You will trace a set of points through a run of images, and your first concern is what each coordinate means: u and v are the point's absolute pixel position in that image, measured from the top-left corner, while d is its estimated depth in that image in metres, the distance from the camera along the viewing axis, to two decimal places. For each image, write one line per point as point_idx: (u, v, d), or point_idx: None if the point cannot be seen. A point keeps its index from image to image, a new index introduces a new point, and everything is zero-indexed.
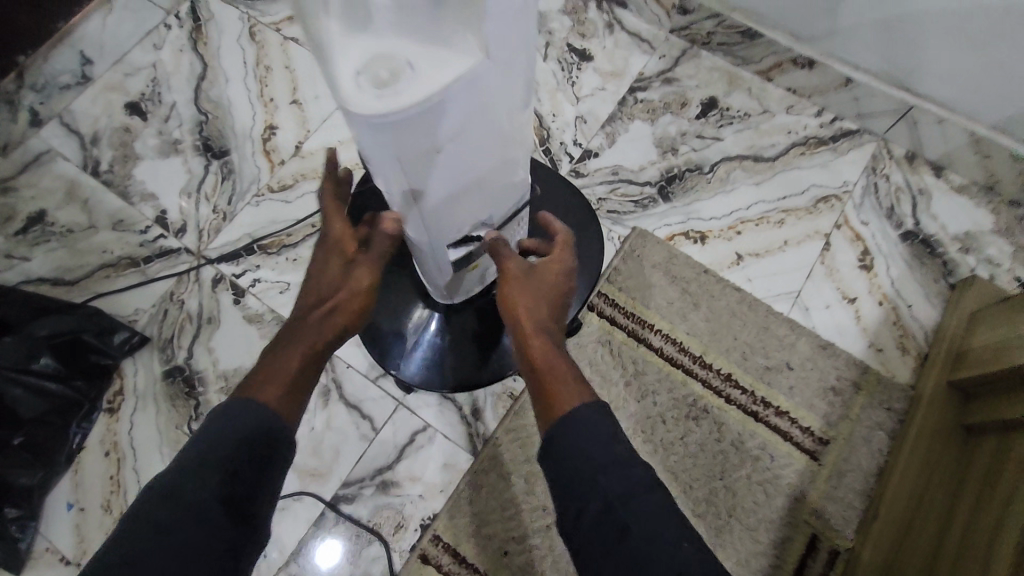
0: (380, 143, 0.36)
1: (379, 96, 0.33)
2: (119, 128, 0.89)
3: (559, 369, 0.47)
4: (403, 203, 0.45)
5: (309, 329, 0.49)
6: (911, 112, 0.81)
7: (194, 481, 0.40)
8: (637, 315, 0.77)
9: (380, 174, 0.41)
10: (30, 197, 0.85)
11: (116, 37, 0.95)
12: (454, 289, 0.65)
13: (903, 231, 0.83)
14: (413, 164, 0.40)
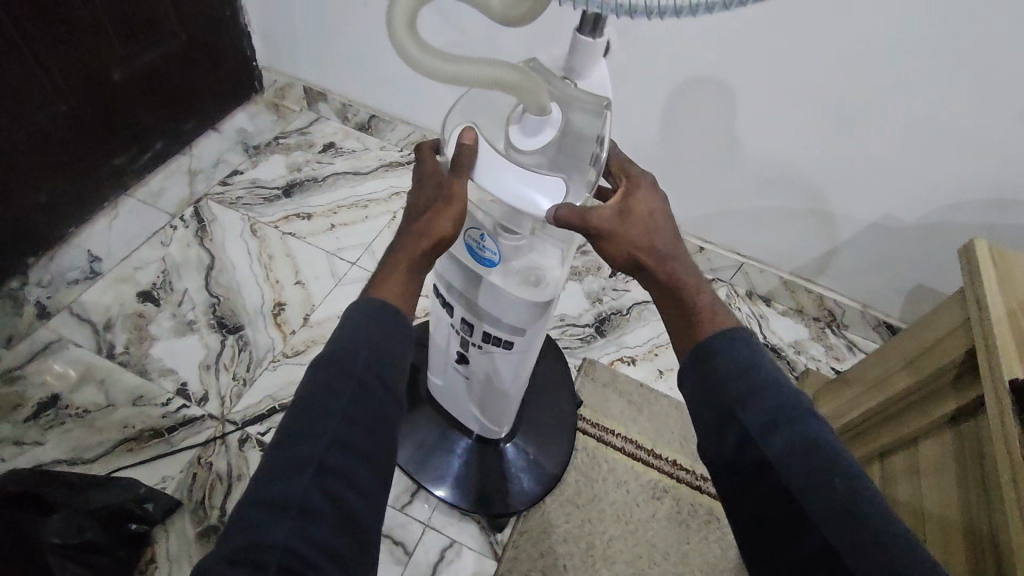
0: (525, 314, 0.61)
1: (533, 287, 0.59)
2: (132, 313, 1.00)
3: (695, 292, 0.54)
4: (514, 351, 0.68)
5: (415, 245, 0.53)
6: (743, 265, 1.24)
7: (315, 404, 0.44)
8: (604, 426, 1.01)
9: (512, 333, 0.64)
10: (41, 383, 0.90)
11: (124, 237, 1.09)
12: (485, 426, 0.86)
13: None
14: (537, 325, 0.63)
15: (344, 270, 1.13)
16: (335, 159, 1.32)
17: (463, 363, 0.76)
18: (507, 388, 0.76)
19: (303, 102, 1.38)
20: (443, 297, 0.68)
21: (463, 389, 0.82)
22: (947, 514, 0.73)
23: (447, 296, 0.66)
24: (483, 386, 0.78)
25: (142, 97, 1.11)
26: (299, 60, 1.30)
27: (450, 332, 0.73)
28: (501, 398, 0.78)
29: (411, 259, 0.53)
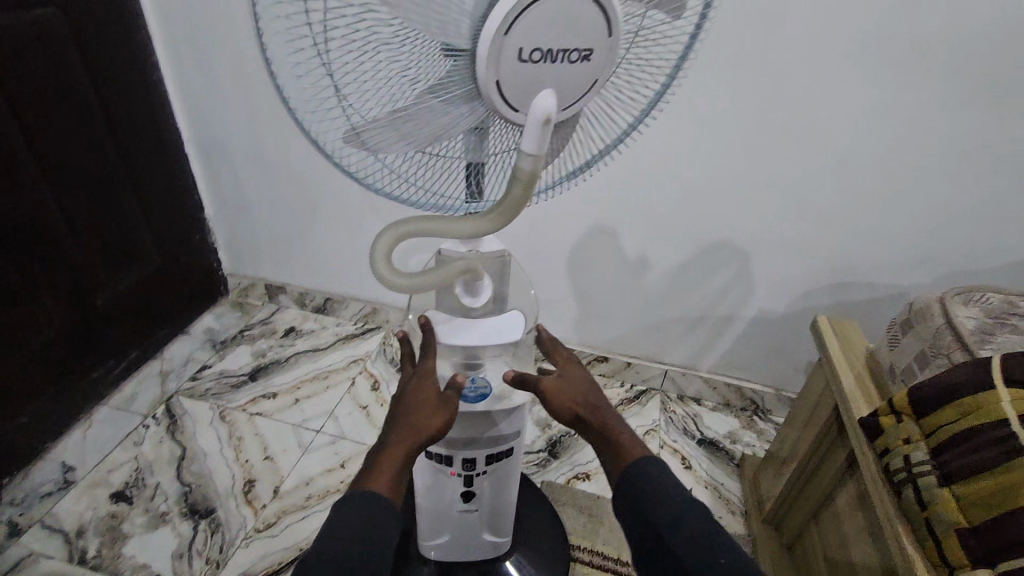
0: (506, 424, 0.74)
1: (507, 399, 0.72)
2: (105, 515, 1.04)
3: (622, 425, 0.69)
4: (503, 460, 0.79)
5: (410, 436, 0.63)
6: (667, 371, 1.41)
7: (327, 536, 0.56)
8: (592, 549, 1.06)
9: (498, 446, 0.76)
10: None
11: (98, 443, 1.17)
12: (480, 547, 0.92)
13: (698, 439, 1.32)
14: (515, 432, 0.76)
15: (310, 439, 1.22)
16: (296, 340, 1.48)
17: (467, 501, 0.84)
18: (501, 498, 0.86)
19: (264, 296, 1.57)
20: (439, 456, 0.77)
21: (470, 527, 0.88)
22: (872, 565, 0.81)
23: (446, 452, 0.75)
24: (492, 509, 0.86)
25: (122, 314, 1.27)
26: (260, 263, 1.53)
27: (449, 484, 0.81)
28: (507, 508, 0.88)
29: (406, 449, 0.63)
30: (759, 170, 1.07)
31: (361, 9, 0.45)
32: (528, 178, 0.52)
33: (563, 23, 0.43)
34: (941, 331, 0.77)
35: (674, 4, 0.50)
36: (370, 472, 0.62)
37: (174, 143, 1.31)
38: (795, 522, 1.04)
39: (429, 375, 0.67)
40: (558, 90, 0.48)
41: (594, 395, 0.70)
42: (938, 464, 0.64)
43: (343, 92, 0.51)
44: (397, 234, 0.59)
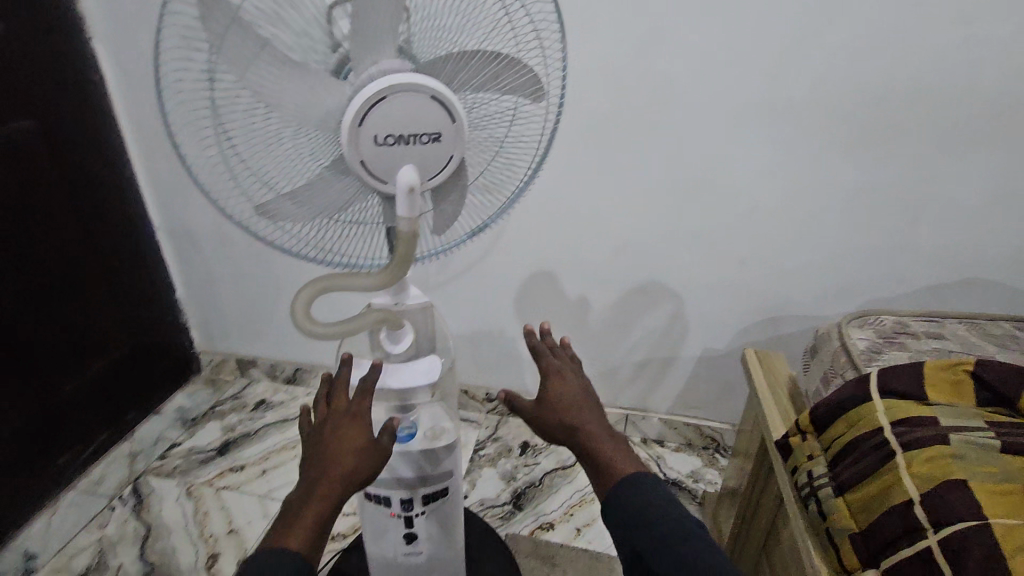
0: (435, 465, 0.81)
1: (433, 440, 0.80)
2: None
3: (596, 445, 0.74)
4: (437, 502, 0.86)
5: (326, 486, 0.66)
6: (627, 415, 1.46)
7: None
8: None
9: (431, 487, 0.83)
10: None
11: (64, 528, 1.19)
12: None
13: (660, 480, 1.35)
14: (445, 474, 0.83)
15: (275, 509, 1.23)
16: (266, 412, 1.52)
17: (411, 544, 0.89)
18: (442, 540, 0.91)
19: (236, 372, 1.62)
20: (377, 496, 0.84)
21: (418, 570, 0.93)
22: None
23: (384, 493, 0.82)
24: (435, 551, 0.92)
25: (91, 399, 1.31)
26: (231, 339, 1.59)
27: (392, 525, 0.87)
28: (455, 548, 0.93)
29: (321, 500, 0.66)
30: (679, 220, 1.18)
31: (253, 104, 0.56)
32: (408, 237, 0.60)
33: (406, 114, 0.54)
34: (837, 351, 0.85)
35: (534, 91, 0.61)
36: (286, 531, 0.64)
37: (145, 232, 1.40)
38: (749, 554, 1.06)
39: (355, 416, 0.71)
40: (418, 165, 0.57)
41: (574, 413, 0.77)
42: (834, 476, 0.69)
43: (251, 174, 0.60)
44: (313, 291, 0.66)
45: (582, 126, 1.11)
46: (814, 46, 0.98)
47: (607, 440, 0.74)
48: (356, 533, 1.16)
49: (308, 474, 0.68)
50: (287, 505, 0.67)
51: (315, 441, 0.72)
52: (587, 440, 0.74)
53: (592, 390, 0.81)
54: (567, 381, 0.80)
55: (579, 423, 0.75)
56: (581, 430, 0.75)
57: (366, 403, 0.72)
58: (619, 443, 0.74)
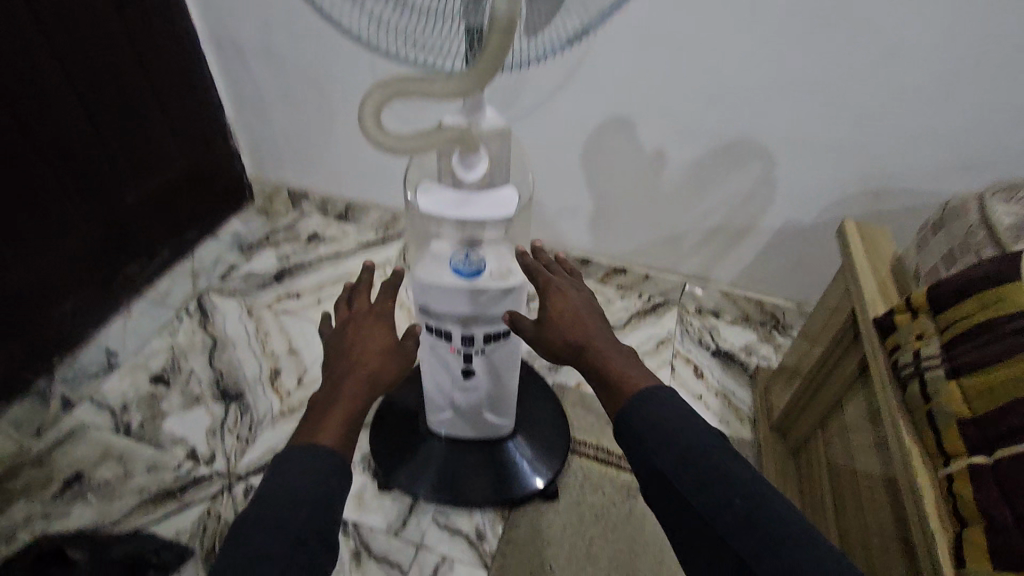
0: (499, 305, 0.77)
1: (501, 279, 0.74)
2: (146, 395, 1.12)
3: (607, 363, 0.66)
4: (495, 342, 0.83)
5: (357, 375, 0.60)
6: (687, 283, 1.39)
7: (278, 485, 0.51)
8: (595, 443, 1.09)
9: (492, 326, 0.80)
10: (66, 464, 1.00)
11: (137, 333, 1.25)
12: (478, 428, 0.98)
13: (712, 351, 1.31)
14: (508, 316, 0.79)
15: None
16: (318, 246, 1.51)
17: (466, 380, 0.90)
18: (494, 384, 0.91)
19: (288, 204, 1.59)
20: (439, 330, 0.82)
21: (473, 406, 0.94)
22: (871, 473, 0.80)
23: (445, 327, 0.81)
24: (492, 391, 0.92)
25: (151, 215, 1.31)
26: (282, 169, 1.54)
27: (450, 360, 0.86)
28: (507, 391, 0.93)
29: (351, 390, 0.59)
30: (797, 62, 0.99)
31: None
32: (505, 29, 0.48)
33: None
34: (977, 228, 0.72)
35: None
36: (315, 428, 0.56)
37: (190, 40, 1.29)
38: (802, 428, 1.04)
39: (378, 314, 0.66)
40: None
41: (578, 331, 0.68)
42: (950, 359, 0.62)
43: None
44: (384, 94, 0.57)
45: None
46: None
47: (619, 359, 0.66)
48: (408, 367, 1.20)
49: (328, 374, 0.61)
50: (306, 411, 0.59)
51: (332, 344, 0.65)
52: (597, 357, 0.67)
53: (595, 304, 0.72)
54: (568, 295, 0.71)
55: (585, 341, 0.67)
56: (588, 348, 0.67)
57: (390, 302, 0.67)
58: (629, 356, 0.67)
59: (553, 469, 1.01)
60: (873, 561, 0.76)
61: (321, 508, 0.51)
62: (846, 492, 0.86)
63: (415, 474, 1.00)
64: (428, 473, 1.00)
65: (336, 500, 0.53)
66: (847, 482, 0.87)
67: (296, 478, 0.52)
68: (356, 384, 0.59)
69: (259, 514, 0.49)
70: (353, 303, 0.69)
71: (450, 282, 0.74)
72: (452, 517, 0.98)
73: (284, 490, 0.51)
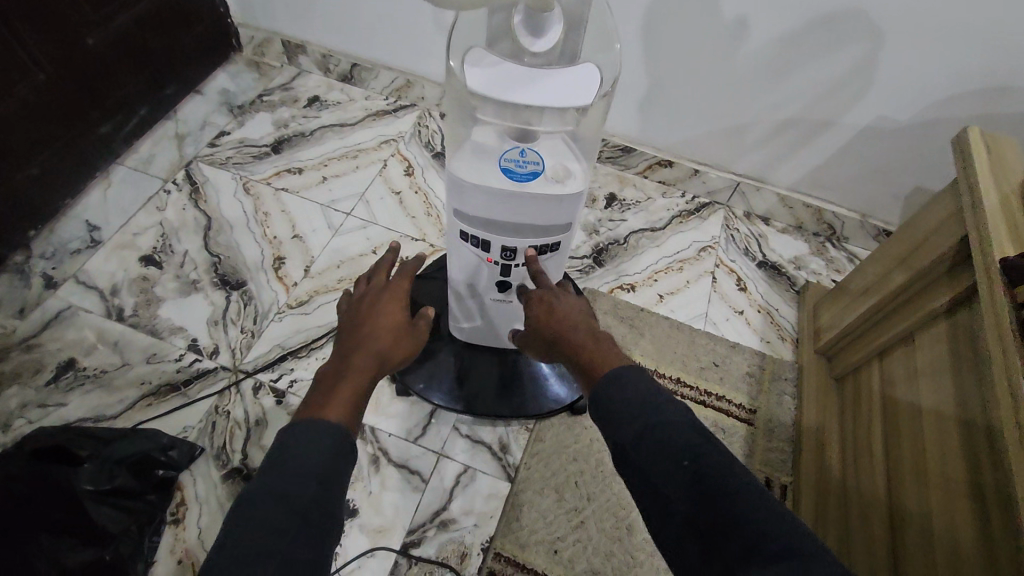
0: (552, 214, 0.63)
1: (559, 184, 0.60)
2: (137, 278, 1.02)
3: (581, 351, 0.61)
4: (540, 255, 0.70)
5: (368, 353, 0.58)
6: (739, 184, 1.23)
7: (291, 447, 0.47)
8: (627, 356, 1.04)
9: (540, 236, 0.67)
10: (58, 349, 0.93)
11: (120, 204, 1.11)
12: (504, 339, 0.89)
13: (759, 261, 1.20)
14: (559, 226, 0.66)
15: (340, 222, 1.13)
16: (320, 112, 1.31)
17: (500, 292, 0.78)
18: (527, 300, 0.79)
19: (283, 57, 1.36)
20: (474, 237, 0.68)
21: (504, 317, 0.84)
22: (946, 413, 0.73)
23: (482, 236, 0.67)
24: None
25: (119, 63, 1.09)
26: (273, 12, 1.28)
27: (483, 269, 0.74)
28: None
29: (361, 367, 0.56)
30: None
31: None
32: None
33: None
34: None
35: None
36: (319, 401, 0.52)
37: None
38: (854, 356, 0.95)
39: (395, 296, 0.65)
40: None
41: (552, 322, 0.65)
42: None
43: None
44: None
45: None
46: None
47: (592, 345, 0.60)
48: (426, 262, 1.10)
49: (338, 347, 0.59)
50: (311, 385, 0.55)
51: (346, 320, 0.64)
52: (569, 347, 0.62)
53: (588, 311, 0.68)
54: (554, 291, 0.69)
55: (561, 330, 0.64)
56: (562, 338, 0.63)
57: (404, 283, 0.67)
58: (603, 344, 0.61)
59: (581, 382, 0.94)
60: (933, 505, 0.71)
61: (328, 480, 0.47)
62: (901, 427, 0.80)
63: (433, 381, 0.92)
64: (447, 381, 0.92)
65: (346, 463, 0.49)
66: (906, 418, 0.80)
67: (301, 447, 0.47)
68: (367, 363, 0.57)
69: (277, 477, 0.45)
70: (370, 283, 0.68)
71: (499, 183, 0.60)
72: (474, 427, 0.94)
73: (294, 457, 0.46)
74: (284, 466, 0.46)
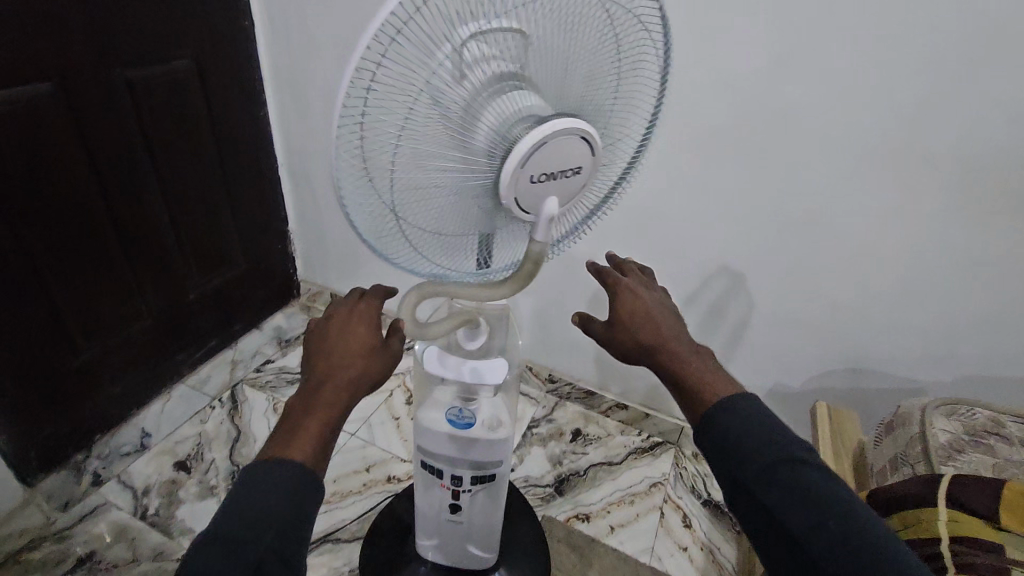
0: (487, 451, 0.88)
1: (491, 431, 0.86)
2: (167, 480, 1.25)
3: (685, 368, 0.72)
4: (478, 480, 0.92)
5: (336, 387, 0.72)
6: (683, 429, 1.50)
7: (263, 486, 0.66)
8: None
9: (480, 467, 0.90)
10: (83, 540, 1.12)
11: (171, 416, 1.39)
12: (456, 553, 1.06)
13: (703, 499, 1.37)
14: (494, 459, 0.89)
15: (344, 441, 1.39)
16: None
17: (455, 512, 0.99)
18: (478, 515, 0.99)
19: (328, 305, 1.79)
20: (433, 468, 0.92)
21: (461, 537, 1.03)
22: None
23: (439, 466, 0.91)
24: (478, 522, 1.00)
25: (207, 309, 1.50)
26: (329, 275, 1.76)
27: (442, 493, 0.96)
28: (491, 527, 1.02)
29: (328, 401, 0.71)
30: (778, 255, 1.15)
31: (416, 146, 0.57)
32: (536, 257, 0.66)
33: (560, 153, 0.59)
34: (916, 437, 0.80)
35: (628, 110, 0.67)
36: (290, 440, 0.70)
37: (268, 167, 1.55)
38: None
39: (366, 321, 0.77)
40: (556, 196, 0.63)
41: (652, 329, 0.75)
42: None
43: (385, 204, 0.62)
44: (425, 292, 0.73)
45: (695, 136, 1.09)
46: (967, 87, 0.88)
47: (702, 358, 0.74)
48: (410, 480, 1.31)
49: (310, 383, 0.73)
50: (287, 420, 0.72)
51: (314, 347, 0.76)
52: (672, 355, 0.73)
53: (670, 306, 0.79)
54: (641, 296, 0.78)
55: (662, 338, 0.74)
56: (664, 347, 0.74)
57: (372, 307, 0.78)
58: (705, 356, 0.74)
59: None
60: None
61: (292, 503, 0.66)
62: None
63: None
64: None
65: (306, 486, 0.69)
66: None
67: (268, 486, 0.66)
68: (334, 400, 0.72)
69: (255, 509, 0.64)
70: (336, 308, 0.80)
71: (447, 429, 0.86)
72: None
73: (265, 497, 0.65)
74: (260, 501, 0.65)
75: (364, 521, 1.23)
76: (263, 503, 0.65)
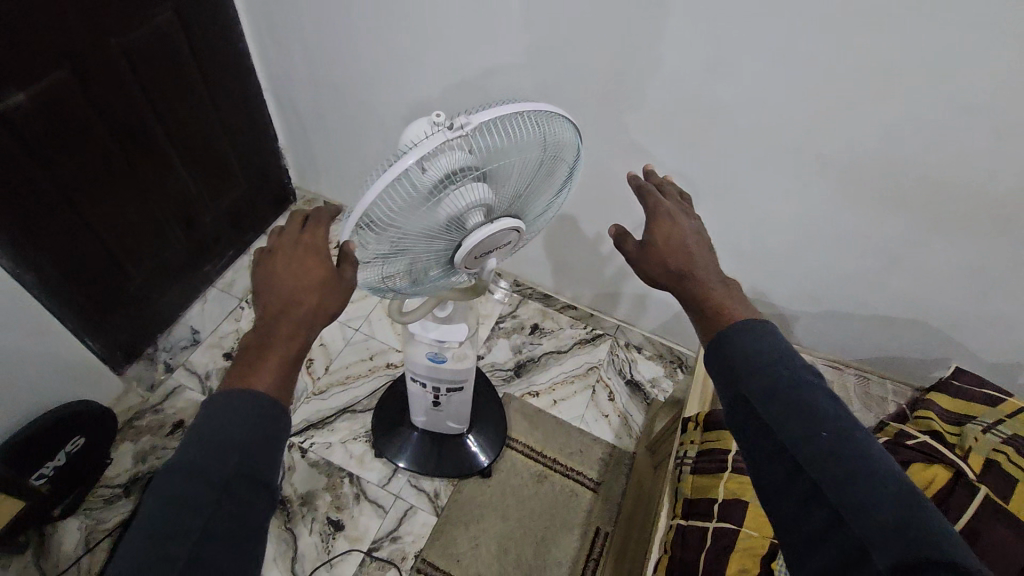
0: (456, 375, 1.22)
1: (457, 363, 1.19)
2: (221, 368, 1.63)
3: (708, 295, 0.83)
4: (451, 390, 1.29)
5: (295, 318, 0.75)
6: (619, 324, 1.86)
7: (222, 422, 0.67)
8: (526, 443, 1.64)
9: (451, 383, 1.26)
10: (174, 413, 1.53)
11: (211, 315, 1.73)
12: (439, 427, 1.49)
13: (626, 379, 1.80)
14: (461, 379, 1.24)
15: (351, 335, 1.76)
16: None
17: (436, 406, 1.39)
18: (452, 408, 1.39)
19: None
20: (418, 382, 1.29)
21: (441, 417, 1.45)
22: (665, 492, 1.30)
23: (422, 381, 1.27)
24: (453, 411, 1.40)
25: (223, 225, 1.74)
26: (321, 184, 1.95)
27: (425, 395, 1.34)
28: (462, 413, 1.42)
29: (288, 334, 0.74)
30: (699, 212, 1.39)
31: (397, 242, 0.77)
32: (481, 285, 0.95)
33: (497, 239, 0.82)
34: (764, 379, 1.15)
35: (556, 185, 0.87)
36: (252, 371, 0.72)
37: (257, 93, 1.66)
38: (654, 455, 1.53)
39: (316, 254, 0.78)
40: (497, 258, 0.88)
41: (685, 259, 0.85)
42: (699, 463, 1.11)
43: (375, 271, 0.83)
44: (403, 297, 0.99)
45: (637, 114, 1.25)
46: (855, 107, 1.05)
47: (727, 293, 0.84)
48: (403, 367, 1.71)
49: (265, 315, 0.76)
50: (245, 353, 0.74)
51: (267, 275, 0.77)
52: (695, 283, 0.84)
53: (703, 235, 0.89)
54: (678, 228, 0.87)
55: (692, 268, 0.85)
56: (689, 274, 0.85)
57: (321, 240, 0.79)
58: (732, 290, 0.84)
59: (489, 456, 1.55)
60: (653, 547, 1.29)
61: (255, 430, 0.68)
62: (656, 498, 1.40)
63: (399, 448, 1.53)
64: (404, 448, 1.53)
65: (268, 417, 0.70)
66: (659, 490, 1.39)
67: (231, 418, 0.67)
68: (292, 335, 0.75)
69: (221, 443, 0.65)
70: (284, 235, 0.80)
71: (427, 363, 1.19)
72: (421, 480, 1.53)
73: (227, 428, 0.66)
74: (224, 434, 0.66)
75: (373, 397, 1.65)
76: (227, 434, 0.66)
